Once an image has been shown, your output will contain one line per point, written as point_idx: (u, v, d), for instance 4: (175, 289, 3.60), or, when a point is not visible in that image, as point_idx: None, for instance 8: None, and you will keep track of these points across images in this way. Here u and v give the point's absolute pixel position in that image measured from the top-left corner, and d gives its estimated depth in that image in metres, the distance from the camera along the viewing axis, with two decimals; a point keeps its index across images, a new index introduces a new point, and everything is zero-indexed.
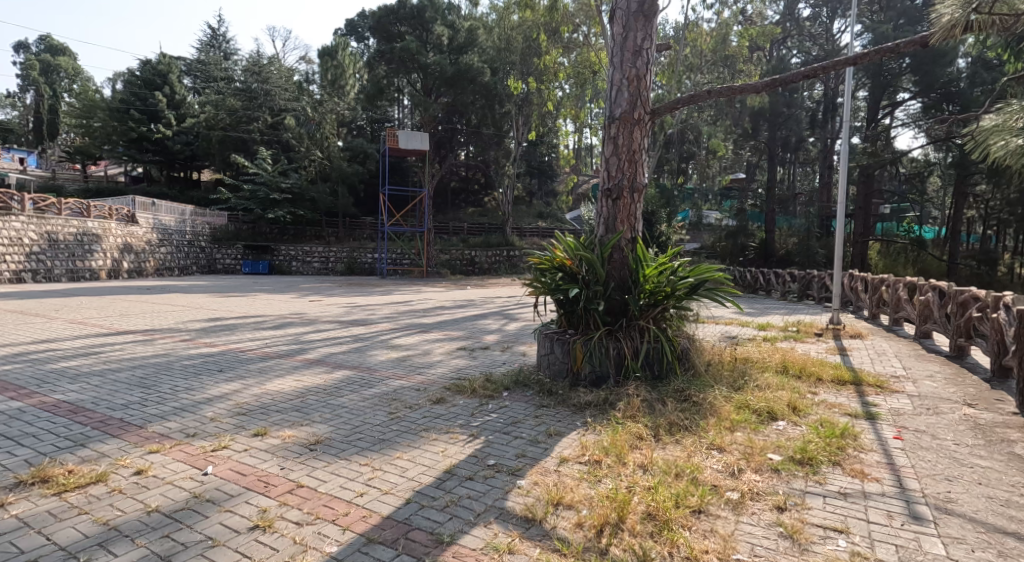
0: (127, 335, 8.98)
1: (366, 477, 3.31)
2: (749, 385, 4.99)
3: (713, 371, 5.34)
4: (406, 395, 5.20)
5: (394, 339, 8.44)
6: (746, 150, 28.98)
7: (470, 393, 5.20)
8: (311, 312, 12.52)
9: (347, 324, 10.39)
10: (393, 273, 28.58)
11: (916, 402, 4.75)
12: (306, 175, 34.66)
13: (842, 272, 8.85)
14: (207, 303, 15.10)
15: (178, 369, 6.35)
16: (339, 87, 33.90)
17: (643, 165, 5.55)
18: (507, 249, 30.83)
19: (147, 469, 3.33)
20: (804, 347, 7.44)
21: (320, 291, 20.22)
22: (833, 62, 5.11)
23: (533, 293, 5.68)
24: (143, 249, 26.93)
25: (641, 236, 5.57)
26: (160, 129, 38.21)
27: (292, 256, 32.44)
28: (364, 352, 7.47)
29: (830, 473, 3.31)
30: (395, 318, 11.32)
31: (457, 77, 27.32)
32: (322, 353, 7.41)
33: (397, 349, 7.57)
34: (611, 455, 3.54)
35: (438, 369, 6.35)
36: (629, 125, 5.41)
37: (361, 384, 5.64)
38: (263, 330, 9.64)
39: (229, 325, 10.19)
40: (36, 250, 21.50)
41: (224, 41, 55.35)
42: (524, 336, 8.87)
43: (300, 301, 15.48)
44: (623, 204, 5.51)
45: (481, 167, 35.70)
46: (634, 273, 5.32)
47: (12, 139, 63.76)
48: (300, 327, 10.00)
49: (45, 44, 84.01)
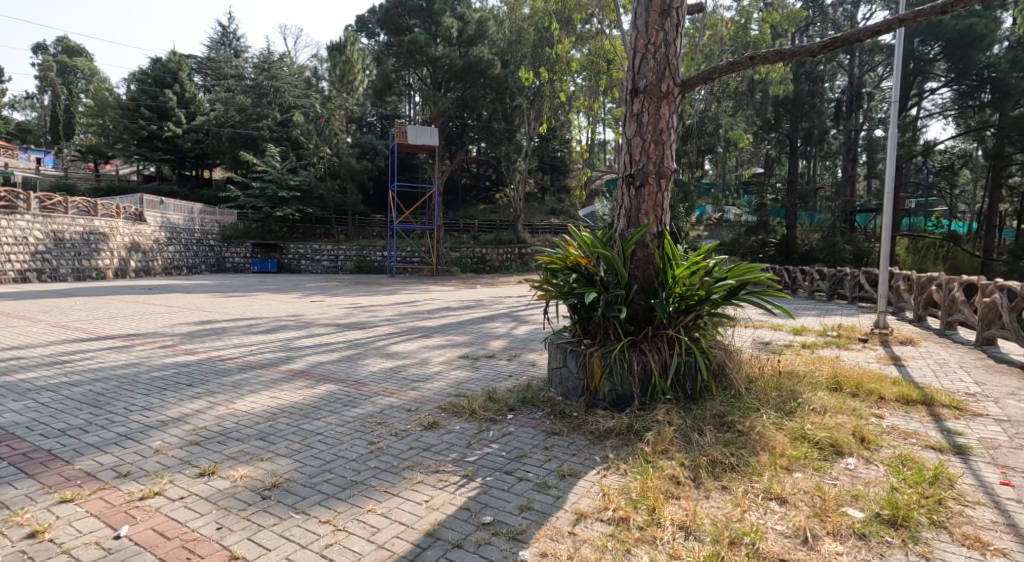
0: (107, 341, 8.29)
1: (323, 545, 2.57)
2: (802, 408, 4.14)
3: (756, 390, 4.51)
4: (393, 418, 4.42)
5: (391, 346, 7.69)
6: (767, 143, 27.99)
7: (468, 415, 4.43)
8: (309, 314, 11.82)
9: (344, 328, 9.64)
10: (403, 272, 27.93)
11: (1009, 431, 3.90)
12: (315, 172, 34.01)
13: (888, 270, 7.97)
14: (206, 304, 14.44)
15: (143, 383, 5.61)
16: (348, 82, 33.58)
17: (671, 146, 4.73)
18: (518, 246, 30.06)
19: (43, 530, 2.62)
20: (850, 355, 6.60)
21: (326, 290, 19.57)
22: (905, 17, 4.32)
23: (542, 296, 4.88)
24: (151, 248, 26.49)
25: (668, 230, 4.77)
26: (171, 127, 37.82)
27: (302, 254, 31.99)
28: (356, 361, 6.72)
29: (936, 543, 2.50)
30: (397, 320, 10.60)
31: (467, 70, 26.65)
32: (310, 362, 6.68)
33: (393, 359, 6.80)
34: (642, 511, 2.76)
35: (436, 384, 5.56)
36: (655, 99, 4.62)
37: (344, 403, 4.87)
38: (254, 335, 8.93)
39: (219, 329, 9.48)
40: (41, 249, 21.04)
41: (235, 39, 55.12)
42: (533, 342, 8.10)
43: (302, 302, 14.80)
44: (648, 192, 4.71)
45: (493, 162, 35.05)
46: (662, 273, 4.55)
47: (28, 138, 63.98)
48: (293, 331, 9.30)
49: (62, 45, 84.84)
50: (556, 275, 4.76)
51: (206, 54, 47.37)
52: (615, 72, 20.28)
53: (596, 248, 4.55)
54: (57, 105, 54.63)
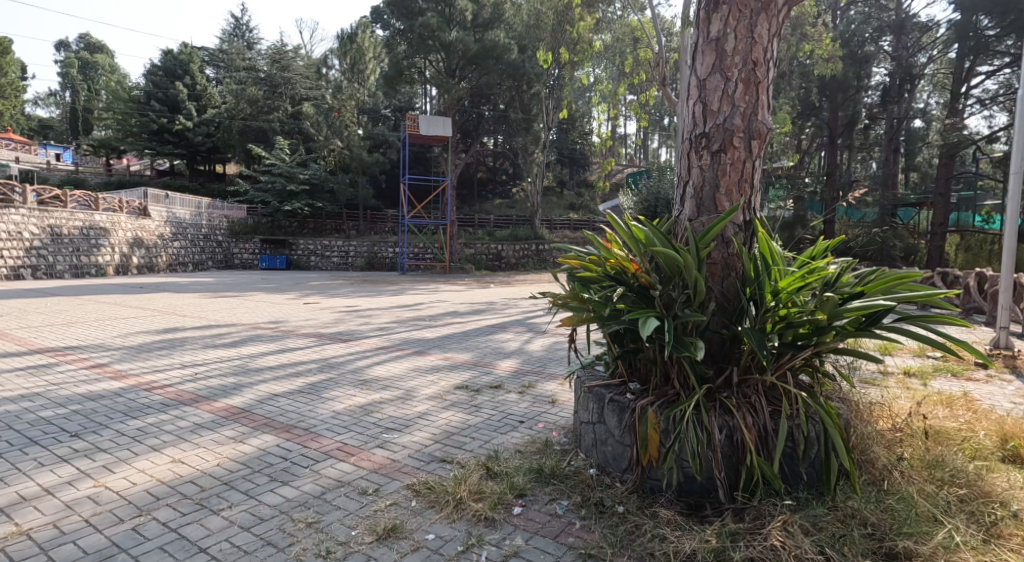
0: (35, 358, 6.79)
1: None
2: (1007, 512, 2.53)
3: (908, 467, 2.88)
4: (332, 514, 2.83)
5: (371, 371, 6.04)
6: (808, 131, 25.98)
7: (451, 508, 2.86)
8: (293, 320, 10.23)
9: (325, 342, 8.00)
10: (415, 270, 26.39)
11: None
12: (326, 166, 32.56)
13: (1011, 275, 6.26)
14: (191, 306, 12.94)
15: (14, 430, 4.05)
16: (359, 72, 32.11)
17: (768, 85, 3.10)
18: (536, 243, 28.26)
19: None
20: (985, 391, 4.88)
21: (328, 290, 18.01)
22: None
23: (565, 320, 3.24)
24: (155, 244, 25.24)
25: (759, 220, 3.17)
26: (181, 120, 36.59)
27: (312, 251, 30.69)
28: (318, 395, 5.07)
29: None
30: (391, 331, 8.95)
31: (481, 55, 24.77)
32: (258, 395, 5.05)
33: (368, 392, 5.14)
34: None
35: (415, 438, 3.92)
36: (745, 14, 3.00)
37: (277, 475, 3.28)
38: (215, 349, 7.34)
39: (179, 342, 7.90)
40: (37, 245, 19.79)
41: (248, 31, 53.84)
42: (551, 363, 6.48)
43: (296, 304, 13.22)
44: (732, 156, 3.08)
45: (509, 154, 33.47)
46: (755, 285, 2.96)
47: (49, 134, 63.51)
48: (266, 344, 7.75)
49: (84, 44, 85.12)
50: (590, 285, 3.16)
51: (218, 45, 46.12)
52: (644, 50, 18.56)
53: (656, 243, 2.90)
54: (76, 103, 54.29)
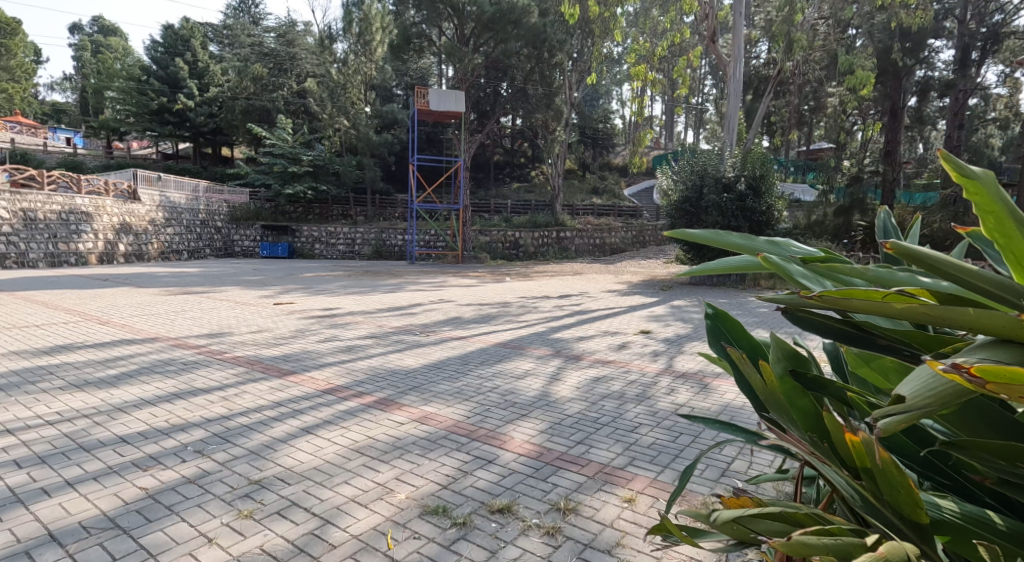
0: None
1: None
2: None
3: None
4: None
5: (283, 457, 3.43)
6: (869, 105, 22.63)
7: None
8: (240, 332, 7.61)
9: (255, 374, 5.39)
10: (425, 259, 23.78)
11: None
12: (331, 146, 29.88)
13: None
14: (135, 308, 10.25)
15: None
16: (366, 44, 27.47)
17: None
18: (557, 229, 25.25)
19: None
20: None
21: (315, 284, 15.27)
22: None
23: None
24: (146, 230, 22.73)
25: None
26: (181, 98, 33.87)
27: (316, 237, 27.73)
28: (138, 543, 2.49)
29: None
30: (359, 354, 6.27)
31: (499, 19, 21.82)
32: (17, 541, 2.50)
33: (245, 532, 2.57)
34: None
35: None
36: None
37: None
38: (75, 394, 4.71)
39: (41, 376, 5.25)
40: (5, 230, 17.39)
41: (254, 8, 51.12)
42: (591, 433, 3.85)
43: (263, 306, 10.51)
44: None
45: (529, 135, 30.67)
46: None
47: (60, 117, 61.84)
48: (161, 381, 5.13)
49: (97, 26, 81.72)
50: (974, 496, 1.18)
51: (223, 20, 43.14)
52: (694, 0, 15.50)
53: None
54: (83, 87, 51.93)
